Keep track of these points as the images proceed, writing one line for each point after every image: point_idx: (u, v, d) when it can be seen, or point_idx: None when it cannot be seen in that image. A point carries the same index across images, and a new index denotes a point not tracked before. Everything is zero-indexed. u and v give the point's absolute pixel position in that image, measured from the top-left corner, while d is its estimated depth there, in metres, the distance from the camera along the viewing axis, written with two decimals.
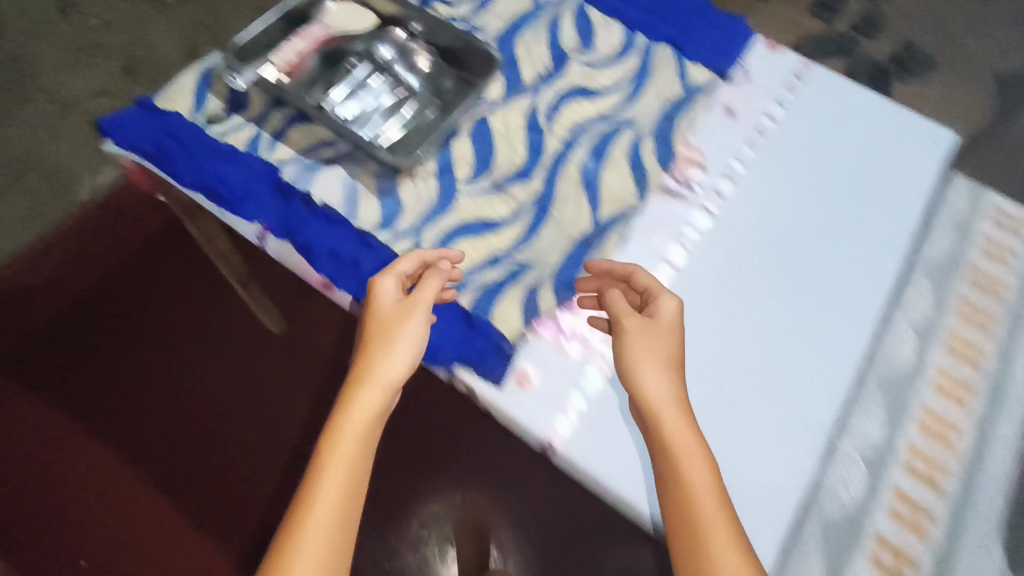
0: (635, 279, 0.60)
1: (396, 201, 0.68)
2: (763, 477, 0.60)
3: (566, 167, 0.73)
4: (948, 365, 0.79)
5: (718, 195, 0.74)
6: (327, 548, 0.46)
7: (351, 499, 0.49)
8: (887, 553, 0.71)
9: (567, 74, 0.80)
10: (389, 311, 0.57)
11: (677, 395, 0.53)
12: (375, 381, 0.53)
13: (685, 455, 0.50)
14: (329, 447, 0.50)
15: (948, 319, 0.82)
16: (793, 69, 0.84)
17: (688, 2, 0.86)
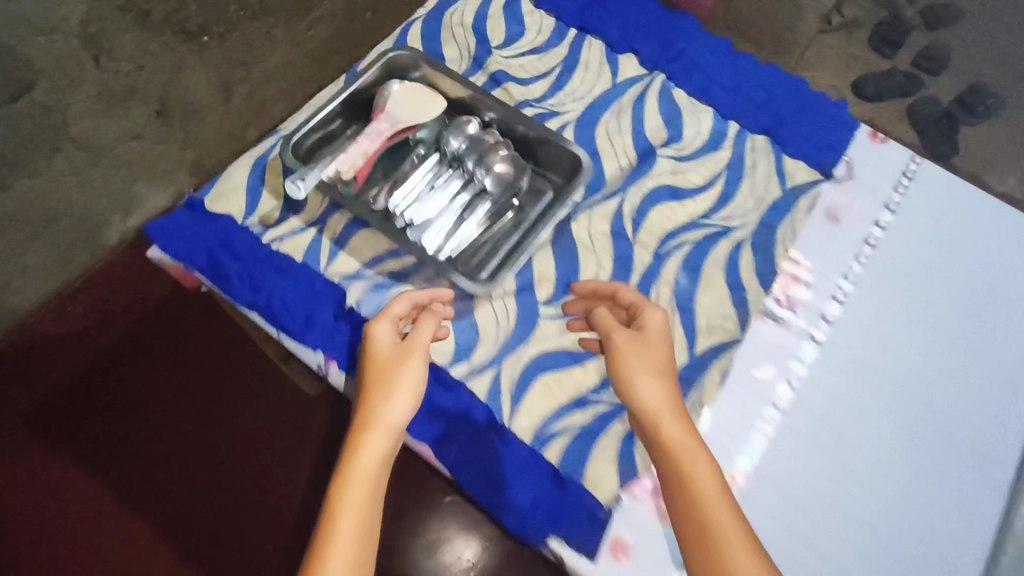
0: (619, 295, 0.55)
1: (471, 329, 0.61)
2: None
3: (657, 286, 0.66)
4: None
5: (825, 321, 0.66)
6: None
7: (361, 565, 0.39)
8: None
9: (655, 169, 0.72)
10: (386, 349, 0.50)
11: (671, 400, 0.46)
12: (378, 426, 0.45)
13: (692, 465, 0.42)
14: (333, 504, 0.41)
15: None
16: (903, 165, 0.76)
17: (783, 85, 0.79)
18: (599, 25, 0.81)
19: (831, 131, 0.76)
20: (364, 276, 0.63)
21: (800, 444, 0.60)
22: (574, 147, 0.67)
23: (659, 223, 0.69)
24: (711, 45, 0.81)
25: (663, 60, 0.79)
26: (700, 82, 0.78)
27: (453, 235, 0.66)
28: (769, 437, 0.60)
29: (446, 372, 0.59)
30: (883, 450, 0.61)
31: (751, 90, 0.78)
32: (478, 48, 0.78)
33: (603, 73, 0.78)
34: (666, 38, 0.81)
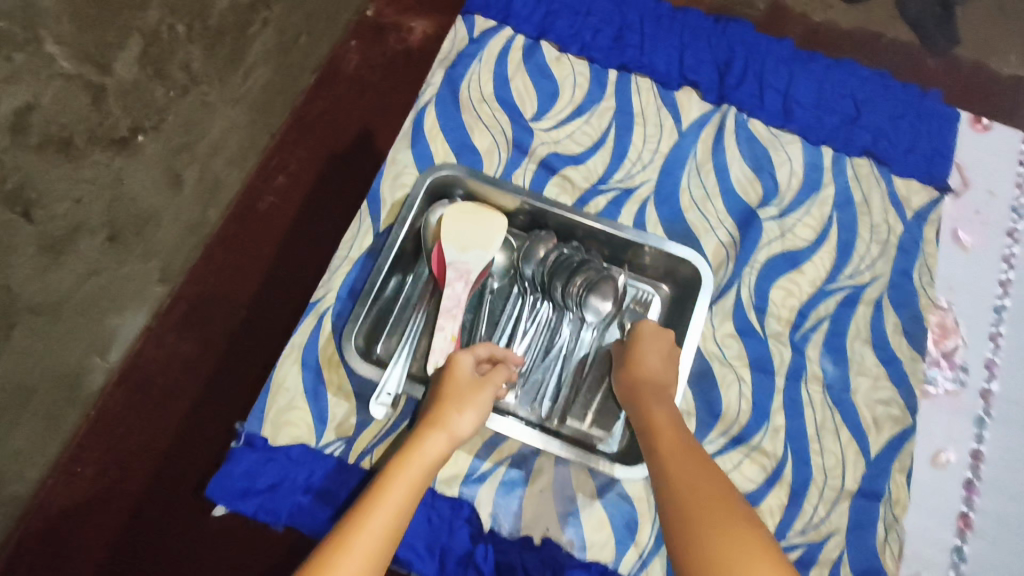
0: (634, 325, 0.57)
1: (624, 502, 0.53)
2: None
3: (807, 385, 0.57)
4: None
5: (992, 371, 0.59)
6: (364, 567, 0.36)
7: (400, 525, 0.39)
8: None
9: (763, 237, 0.61)
10: (464, 373, 0.48)
11: (653, 378, 0.51)
12: (445, 432, 0.44)
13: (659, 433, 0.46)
14: (388, 474, 0.41)
15: None
16: (1016, 151, 0.67)
17: (865, 86, 0.68)
18: (642, 58, 0.67)
19: (933, 133, 0.66)
20: (485, 473, 0.52)
21: (1008, 524, 0.55)
22: (674, 249, 0.56)
23: (786, 302, 0.59)
24: (773, 52, 0.68)
25: (728, 87, 0.66)
26: (774, 107, 0.66)
27: (567, 388, 0.56)
28: (973, 526, 0.55)
29: (617, 571, 0.51)
30: None
31: (834, 101, 0.67)
32: (513, 128, 0.64)
33: (665, 121, 0.65)
34: (721, 57, 0.68)
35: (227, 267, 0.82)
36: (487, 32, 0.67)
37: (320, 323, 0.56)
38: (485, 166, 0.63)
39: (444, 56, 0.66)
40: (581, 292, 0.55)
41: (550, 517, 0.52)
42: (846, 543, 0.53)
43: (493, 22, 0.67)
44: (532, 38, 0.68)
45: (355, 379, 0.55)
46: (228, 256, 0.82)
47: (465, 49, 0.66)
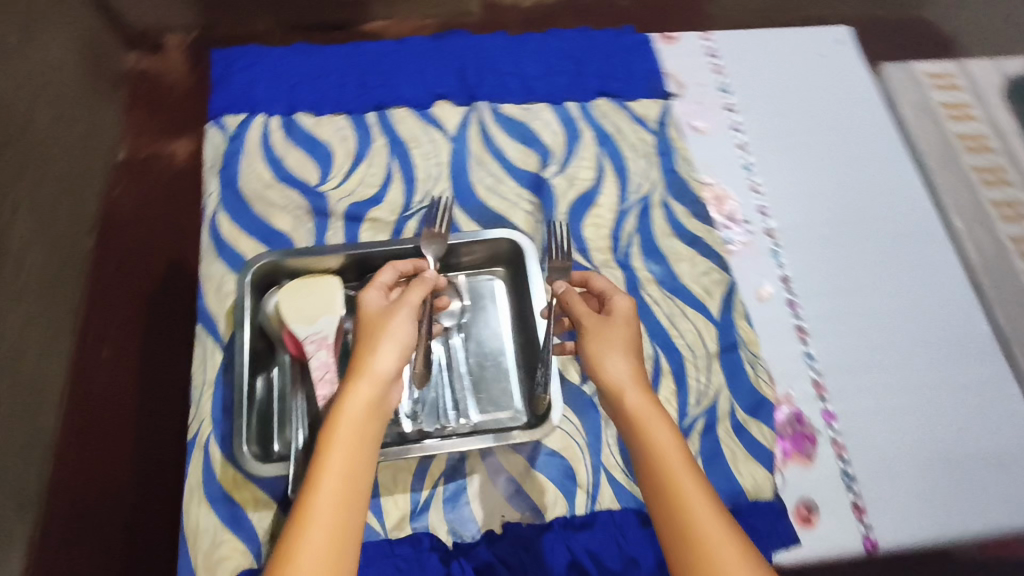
0: (590, 284, 0.55)
1: (555, 457, 0.58)
2: (998, 413, 0.63)
3: (644, 290, 0.66)
4: (961, 129, 0.75)
5: (764, 213, 0.71)
6: (333, 540, 0.37)
7: (352, 495, 0.39)
8: None
9: (556, 192, 0.70)
10: (374, 310, 0.49)
11: (638, 381, 0.46)
12: (369, 372, 0.45)
13: (681, 474, 0.40)
14: (326, 438, 0.41)
15: (947, 127, 0.76)
16: (702, 47, 0.81)
17: (574, 42, 0.79)
18: (390, 93, 0.74)
19: (640, 55, 0.79)
20: (426, 499, 0.55)
21: (830, 319, 0.66)
22: (495, 233, 0.63)
23: (598, 235, 0.68)
24: (493, 45, 0.78)
25: (472, 89, 0.75)
26: (514, 87, 0.75)
27: (464, 393, 0.59)
28: (810, 332, 0.65)
29: (577, 515, 0.56)
30: (868, 274, 0.68)
31: (557, 64, 0.78)
32: (305, 197, 0.67)
33: (434, 136, 0.72)
34: (454, 65, 0.76)
35: (88, 463, 0.77)
36: (242, 124, 0.70)
37: (206, 456, 0.55)
38: (296, 241, 0.65)
39: (211, 163, 0.68)
40: None
41: (500, 506, 0.55)
42: (731, 394, 0.62)
43: (243, 115, 0.70)
44: (285, 115, 0.71)
45: (264, 487, 0.55)
46: (87, 434, 0.78)
47: (227, 149, 0.68)
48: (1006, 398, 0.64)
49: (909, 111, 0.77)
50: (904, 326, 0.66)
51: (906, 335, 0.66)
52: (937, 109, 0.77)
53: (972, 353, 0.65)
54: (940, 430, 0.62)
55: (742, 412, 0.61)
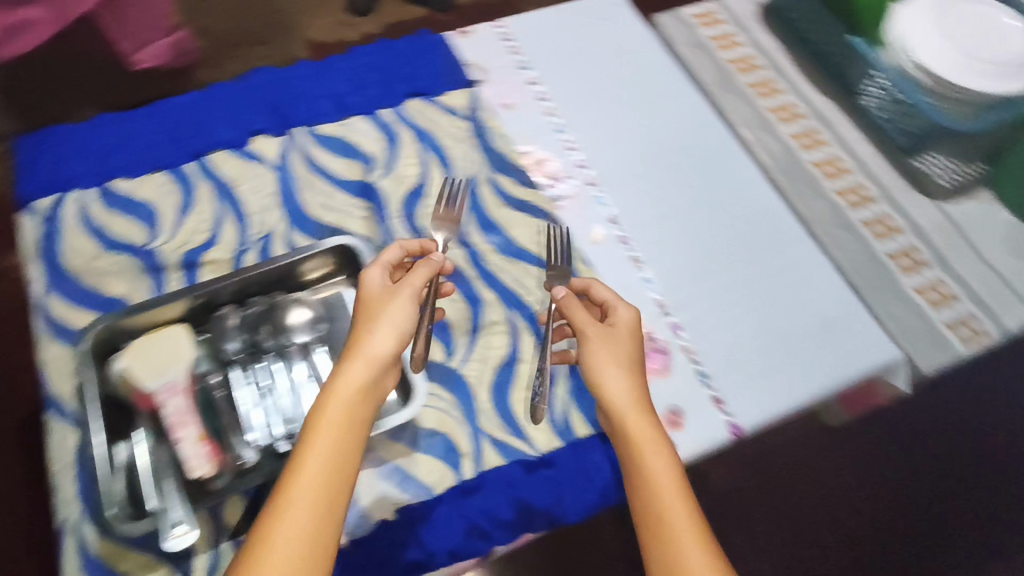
0: (591, 292, 0.62)
1: (434, 434, 0.59)
2: (816, 284, 0.71)
3: (488, 260, 0.69)
4: (729, 57, 0.86)
5: (582, 166, 0.77)
6: (316, 502, 0.45)
7: (335, 464, 0.47)
8: (932, 294, 0.69)
9: (387, 194, 0.73)
10: (376, 290, 0.56)
11: (638, 404, 0.54)
12: (363, 353, 0.51)
13: (668, 488, 0.49)
14: (322, 410, 0.49)
15: (718, 57, 0.86)
16: (496, 33, 0.86)
17: (376, 54, 0.83)
18: (205, 138, 0.74)
19: (440, 52, 0.83)
20: None
21: (658, 242, 0.72)
22: (330, 242, 0.65)
23: None
24: (299, 71, 0.80)
25: (286, 118, 0.77)
26: (327, 108, 0.78)
27: None
28: (643, 259, 0.71)
29: (465, 481, 0.58)
30: (681, 197, 0.76)
31: (364, 77, 0.81)
32: (139, 258, 0.67)
33: (258, 170, 0.73)
34: (262, 99, 0.78)
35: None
36: (54, 204, 0.68)
37: (78, 537, 0.54)
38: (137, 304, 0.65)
39: (30, 249, 0.66)
40: (281, 331, 0.61)
41: (392, 497, 0.56)
42: None
43: (53, 195, 0.69)
44: (100, 184, 0.71)
45: (146, 549, 0.54)
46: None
47: (44, 232, 0.67)
48: (819, 269, 0.71)
49: (687, 51, 0.87)
50: (720, 232, 0.73)
51: (726, 240, 0.73)
52: (709, 45, 0.87)
53: (783, 239, 0.73)
54: (770, 314, 0.69)
55: None
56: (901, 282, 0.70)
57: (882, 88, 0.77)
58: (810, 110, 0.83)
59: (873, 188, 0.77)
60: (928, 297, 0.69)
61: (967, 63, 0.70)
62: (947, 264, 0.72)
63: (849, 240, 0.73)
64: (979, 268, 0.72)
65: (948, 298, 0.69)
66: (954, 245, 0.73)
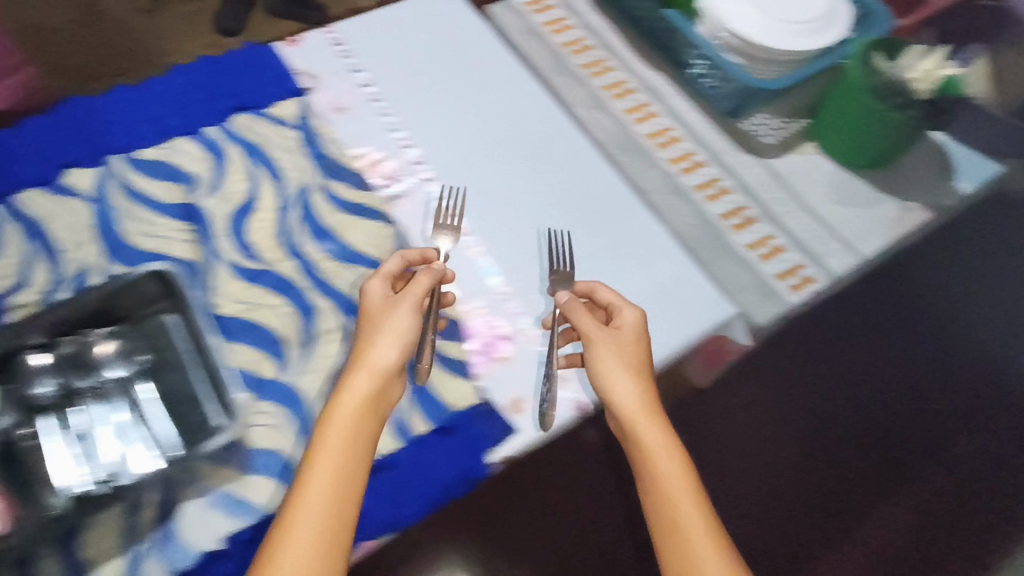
0: (597, 294, 0.65)
1: (269, 454, 0.58)
2: (653, 252, 0.72)
3: (322, 268, 0.68)
4: (562, 40, 0.87)
5: (418, 163, 0.76)
6: (327, 512, 0.50)
7: (343, 477, 0.52)
8: (762, 248, 0.73)
9: (213, 214, 0.70)
10: (376, 304, 0.60)
11: (643, 410, 0.59)
12: (366, 369, 0.56)
13: (677, 494, 0.55)
14: (328, 424, 0.54)
15: (550, 42, 0.87)
16: (325, 39, 0.85)
17: (198, 70, 0.80)
18: (10, 179, 0.70)
19: (266, 63, 0.81)
20: (140, 553, 0.54)
21: (497, 229, 0.72)
22: (147, 269, 0.61)
23: (265, 237, 0.69)
24: (114, 98, 0.76)
25: (100, 147, 0.73)
26: (145, 132, 0.75)
27: (154, 433, 0.56)
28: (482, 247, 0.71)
29: None
30: (519, 182, 0.76)
31: (186, 96, 0.78)
32: None
33: (71, 205, 0.69)
34: (73, 130, 0.74)
35: None
36: None
37: None
38: None
39: None
40: (88, 369, 0.58)
41: (218, 528, 0.55)
42: None
43: None
44: None
45: None
46: None
47: None
48: (656, 237, 0.73)
49: (521, 38, 0.88)
50: (559, 212, 0.74)
51: (566, 220, 0.73)
52: (541, 31, 0.88)
53: (621, 211, 0.74)
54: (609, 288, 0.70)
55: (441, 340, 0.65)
56: (732, 240, 0.73)
57: (708, 70, 0.80)
58: (643, 85, 0.84)
59: (703, 153, 0.79)
60: (758, 251, 0.72)
61: (777, 26, 0.75)
62: (775, 219, 0.75)
63: (682, 206, 0.75)
64: (804, 215, 0.75)
65: (777, 248, 0.73)
66: (777, 195, 0.76)
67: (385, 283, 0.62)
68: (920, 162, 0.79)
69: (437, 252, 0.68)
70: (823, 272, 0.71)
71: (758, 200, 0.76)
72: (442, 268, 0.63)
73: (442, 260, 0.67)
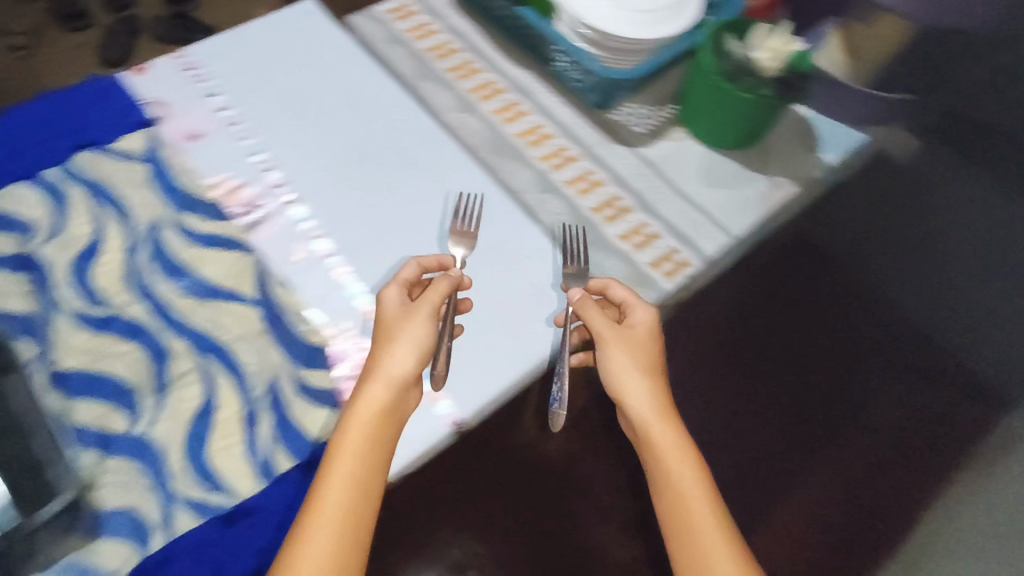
0: (609, 292, 0.66)
1: (117, 515, 0.53)
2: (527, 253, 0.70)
3: (175, 307, 0.63)
4: (427, 47, 0.86)
5: (278, 186, 0.73)
6: (343, 521, 0.51)
7: (358, 485, 0.53)
8: (636, 237, 0.72)
9: (53, 263, 0.65)
10: (392, 312, 0.60)
11: (658, 411, 0.60)
12: (382, 378, 0.56)
13: (690, 497, 0.56)
14: (345, 432, 0.55)
15: (415, 50, 0.85)
16: (175, 64, 0.80)
17: (30, 107, 0.74)
18: None
19: (108, 95, 0.76)
20: None
21: (365, 247, 0.69)
22: None
23: (112, 280, 0.65)
24: None
25: None
26: None
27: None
28: (347, 267, 0.68)
29: (153, 555, 0.53)
30: (386, 195, 0.73)
31: (19, 138, 0.72)
32: None
33: None
34: None
35: None
36: None
37: None
38: None
39: None
40: None
41: None
42: (286, 358, 0.61)
43: None
44: None
45: None
46: None
47: None
48: (530, 238, 0.71)
49: (385, 48, 0.86)
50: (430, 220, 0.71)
51: (436, 229, 0.71)
52: (406, 40, 0.86)
53: (493, 213, 0.72)
54: (483, 293, 0.67)
55: (308, 368, 0.61)
56: (606, 233, 0.72)
57: (569, 63, 0.80)
58: (512, 85, 0.83)
59: (575, 147, 0.78)
60: (632, 241, 0.72)
61: (621, 16, 0.76)
62: (649, 206, 0.74)
63: (556, 203, 0.74)
64: (676, 201, 0.75)
65: (651, 237, 0.72)
66: (648, 182, 0.76)
67: (401, 291, 0.62)
68: (783, 139, 0.80)
69: (454, 259, 0.68)
70: (696, 256, 0.71)
71: (632, 189, 0.76)
72: (456, 277, 0.63)
73: (458, 267, 0.68)
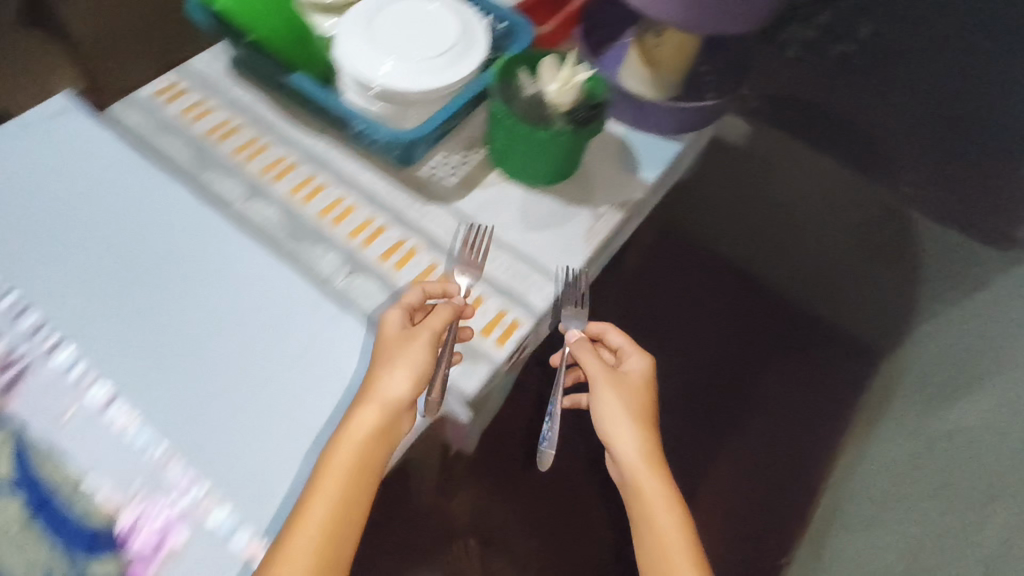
0: (607, 338, 0.67)
1: None
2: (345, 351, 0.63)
3: None
4: (206, 130, 0.76)
5: (39, 331, 0.61)
6: (318, 545, 0.51)
7: (338, 511, 0.52)
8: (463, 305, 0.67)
9: None
10: (392, 334, 0.59)
11: (646, 463, 0.59)
12: (377, 402, 0.56)
13: (673, 552, 0.56)
14: (336, 453, 0.54)
15: (192, 136, 0.76)
16: None
17: None
18: None
19: None
20: None
21: (153, 385, 0.60)
22: None
23: None
24: None
25: None
26: None
27: None
28: (133, 417, 0.58)
29: None
30: (175, 316, 0.63)
31: None
32: None
33: None
34: None
35: None
36: None
37: None
38: None
39: None
40: None
41: None
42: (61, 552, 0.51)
43: None
44: None
45: None
46: None
47: None
48: (347, 333, 0.64)
49: (156, 138, 0.75)
50: (230, 336, 0.63)
51: (238, 345, 0.63)
52: (181, 126, 0.76)
53: (303, 312, 0.65)
54: (299, 408, 0.60)
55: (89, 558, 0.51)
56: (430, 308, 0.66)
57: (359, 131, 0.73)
58: (308, 159, 0.76)
59: (383, 216, 0.72)
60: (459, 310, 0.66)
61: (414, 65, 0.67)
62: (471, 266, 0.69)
63: (373, 286, 0.68)
64: (498, 256, 0.71)
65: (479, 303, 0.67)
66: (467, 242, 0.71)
67: (404, 315, 0.61)
68: (600, 164, 0.78)
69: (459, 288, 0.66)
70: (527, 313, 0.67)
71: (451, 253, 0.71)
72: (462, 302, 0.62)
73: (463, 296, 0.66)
